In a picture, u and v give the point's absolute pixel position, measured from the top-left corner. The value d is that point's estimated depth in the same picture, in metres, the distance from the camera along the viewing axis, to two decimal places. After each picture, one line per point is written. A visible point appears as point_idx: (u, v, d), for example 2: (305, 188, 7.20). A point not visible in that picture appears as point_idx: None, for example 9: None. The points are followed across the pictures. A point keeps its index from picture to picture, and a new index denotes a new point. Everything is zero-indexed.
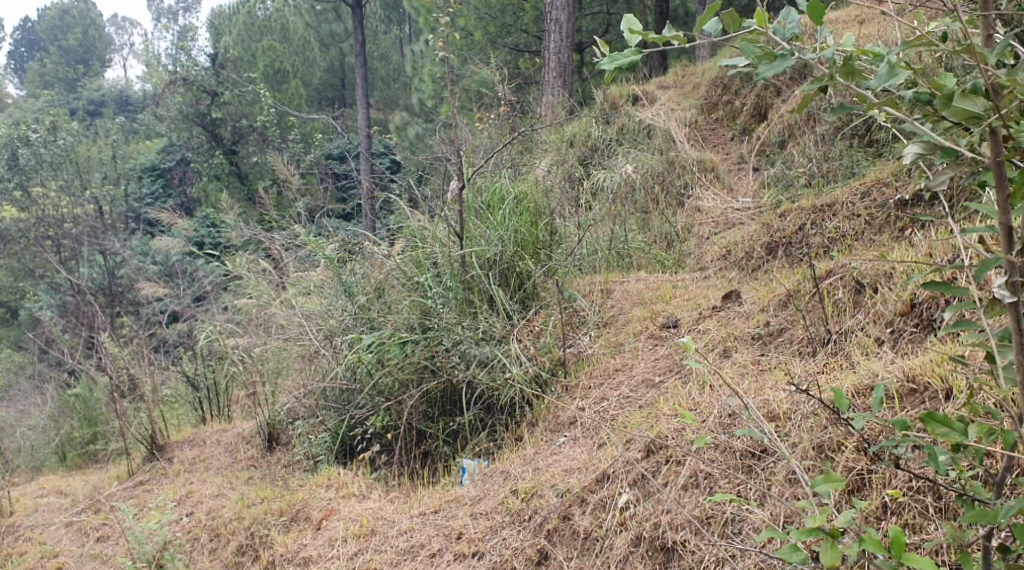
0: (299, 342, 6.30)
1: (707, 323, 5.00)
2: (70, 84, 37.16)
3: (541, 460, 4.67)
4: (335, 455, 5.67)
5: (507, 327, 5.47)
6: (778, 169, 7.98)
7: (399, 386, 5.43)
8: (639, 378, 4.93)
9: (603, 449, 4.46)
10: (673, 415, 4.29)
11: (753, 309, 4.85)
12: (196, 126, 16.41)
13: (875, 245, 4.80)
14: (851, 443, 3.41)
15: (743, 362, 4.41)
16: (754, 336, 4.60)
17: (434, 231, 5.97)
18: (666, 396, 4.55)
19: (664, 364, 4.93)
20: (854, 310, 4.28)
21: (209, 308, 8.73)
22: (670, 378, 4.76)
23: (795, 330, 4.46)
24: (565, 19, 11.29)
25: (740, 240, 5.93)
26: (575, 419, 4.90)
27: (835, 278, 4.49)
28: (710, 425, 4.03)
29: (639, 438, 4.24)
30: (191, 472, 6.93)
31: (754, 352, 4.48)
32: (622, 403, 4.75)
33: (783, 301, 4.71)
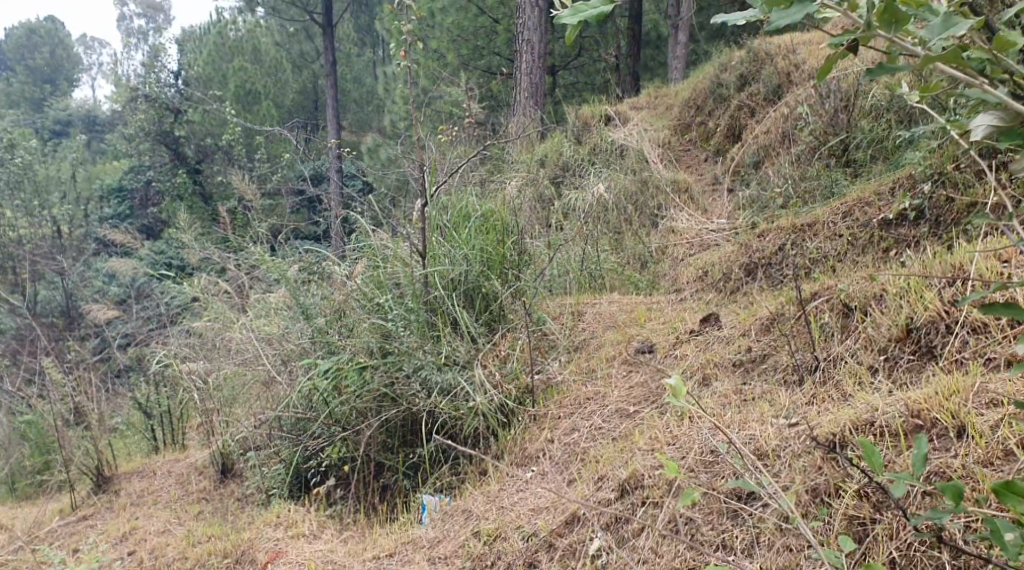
0: (254, 367, 5.94)
1: (683, 347, 4.76)
2: (36, 104, 36.40)
3: (506, 498, 4.37)
4: (289, 488, 5.31)
5: (471, 351, 5.18)
6: (752, 191, 7.79)
7: (357, 415, 5.11)
8: (612, 408, 4.65)
9: (574, 485, 4.19)
10: (649, 450, 4.03)
11: (732, 333, 4.61)
12: (159, 145, 16.01)
13: (860, 266, 4.56)
14: (851, 489, 3.31)
15: (724, 392, 4.15)
16: (734, 362, 4.34)
17: (396, 250, 5.67)
18: (641, 428, 4.26)
19: (639, 393, 4.64)
20: (841, 336, 4.05)
21: (163, 331, 8.34)
22: (648, 409, 4.47)
23: (779, 356, 4.20)
24: (537, 39, 11.09)
25: (717, 261, 5.68)
26: (544, 451, 4.62)
27: (822, 301, 4.27)
28: (689, 462, 3.80)
29: (614, 476, 4.01)
30: (138, 505, 6.53)
31: (736, 381, 4.21)
32: (593, 436, 4.50)
33: (764, 324, 4.46)
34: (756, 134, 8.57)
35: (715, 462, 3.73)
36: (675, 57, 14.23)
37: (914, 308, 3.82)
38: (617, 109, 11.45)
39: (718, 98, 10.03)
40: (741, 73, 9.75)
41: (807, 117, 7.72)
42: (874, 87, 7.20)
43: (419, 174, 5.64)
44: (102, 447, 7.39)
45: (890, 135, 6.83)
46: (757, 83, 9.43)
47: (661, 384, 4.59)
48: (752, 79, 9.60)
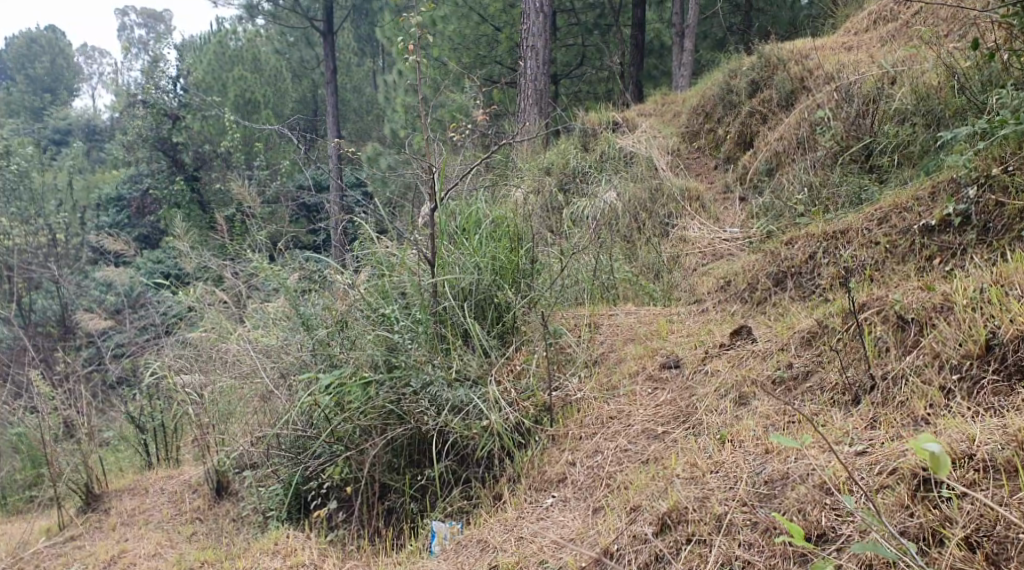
0: (251, 380, 5.62)
1: (715, 362, 4.54)
2: (36, 112, 36.02)
3: (525, 527, 4.15)
4: (287, 510, 4.98)
5: (483, 366, 4.88)
6: (767, 198, 7.52)
7: (361, 434, 4.80)
8: (637, 429, 4.42)
9: (600, 516, 4.02)
10: (689, 479, 3.87)
11: (768, 348, 4.41)
12: (156, 151, 15.69)
13: (901, 276, 4.29)
14: (955, 536, 3.20)
15: (766, 414, 4.03)
16: (774, 378, 4.20)
17: (402, 257, 5.36)
18: (677, 454, 4.07)
19: (668, 413, 4.42)
20: (898, 352, 3.92)
21: (155, 341, 8.01)
22: (681, 431, 4.25)
23: (827, 371, 4.07)
24: (541, 46, 10.83)
25: (741, 269, 5.40)
26: (565, 476, 4.38)
27: (872, 312, 4.13)
28: (744, 496, 3.65)
29: (651, 508, 3.82)
30: (129, 526, 6.23)
31: (777, 397, 4.12)
32: (620, 459, 4.29)
33: (805, 337, 4.31)
34: (769, 140, 8.28)
35: (774, 497, 3.60)
36: (679, 64, 13.93)
37: (993, 325, 3.68)
38: (624, 116, 11.18)
39: (727, 104, 9.74)
40: (752, 79, 9.45)
41: (826, 122, 7.43)
42: (897, 92, 6.91)
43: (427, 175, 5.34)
44: (92, 463, 7.07)
45: (916, 140, 6.53)
46: (769, 89, 9.15)
47: (693, 403, 4.36)
48: (763, 85, 9.31)
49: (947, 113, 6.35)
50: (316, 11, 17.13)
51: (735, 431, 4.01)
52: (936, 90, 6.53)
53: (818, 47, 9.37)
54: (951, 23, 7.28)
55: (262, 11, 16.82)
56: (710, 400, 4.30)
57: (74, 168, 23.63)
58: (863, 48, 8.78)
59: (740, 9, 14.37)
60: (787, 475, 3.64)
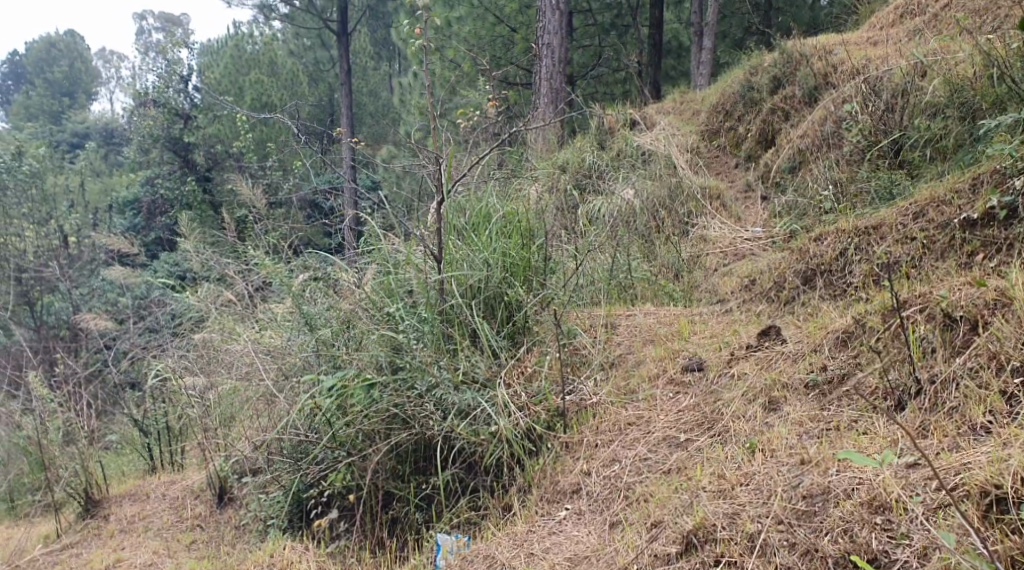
0: (253, 382, 5.38)
1: (741, 364, 4.29)
2: (57, 116, 35.92)
3: (536, 542, 3.93)
4: (287, 517, 4.76)
5: (492, 368, 4.63)
6: (790, 197, 7.24)
7: (364, 439, 4.57)
8: (658, 437, 4.17)
9: (618, 531, 3.80)
10: (716, 493, 3.65)
11: (800, 350, 4.18)
12: (167, 151, 15.54)
13: (941, 274, 4.03)
14: None
15: (798, 421, 3.82)
16: (807, 382, 3.97)
17: (408, 254, 5.11)
18: (702, 464, 3.83)
19: (690, 419, 4.17)
20: (945, 356, 3.67)
21: (160, 342, 7.80)
22: (705, 438, 4.01)
23: (864, 375, 3.83)
24: (557, 44, 10.56)
25: (767, 268, 5.14)
26: (581, 487, 4.13)
27: (916, 310, 3.87)
28: (780, 513, 3.43)
29: (675, 524, 3.61)
30: (128, 533, 6.03)
31: (810, 404, 3.88)
32: (639, 468, 4.05)
33: (838, 339, 4.07)
34: (792, 137, 7.99)
35: (815, 514, 3.38)
36: (698, 64, 13.63)
37: None
38: (642, 115, 10.91)
39: (748, 102, 9.45)
40: (774, 75, 9.14)
41: (853, 117, 7.14)
42: (929, 85, 6.62)
43: (435, 168, 5.09)
44: (93, 467, 6.88)
45: (949, 135, 6.23)
46: (791, 86, 8.86)
47: (717, 408, 4.12)
48: (786, 81, 9.00)
49: (983, 105, 6.05)
50: (331, 13, 16.91)
51: (766, 439, 3.79)
52: (971, 82, 6.22)
53: (842, 42, 9.06)
54: (984, 14, 6.97)
55: (277, 13, 16.63)
56: (737, 405, 4.05)
57: (90, 171, 23.44)
58: (890, 42, 8.47)
59: (760, 8, 14.06)
60: (828, 490, 3.43)
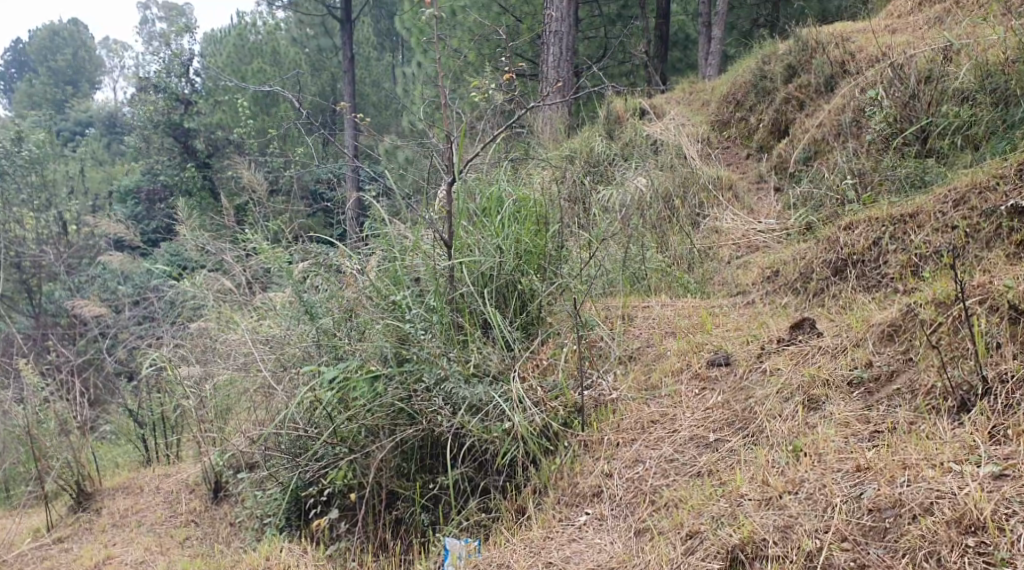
0: (250, 373, 5.13)
1: (774, 359, 4.07)
2: (60, 104, 35.47)
3: (557, 550, 3.70)
4: (285, 516, 4.53)
5: (504, 360, 4.37)
6: (807, 187, 6.98)
7: (367, 434, 4.33)
8: (685, 436, 3.95)
9: (647, 540, 3.58)
10: (761, 502, 3.43)
11: (838, 346, 3.96)
12: (168, 137, 15.25)
13: (993, 265, 3.80)
14: None
15: (843, 422, 3.61)
16: (851, 379, 3.76)
17: (414, 239, 4.85)
18: (740, 468, 3.61)
19: (719, 419, 3.94)
20: (1013, 351, 3.45)
21: (155, 330, 7.54)
22: (737, 440, 3.78)
23: (914, 373, 3.62)
24: (565, 31, 10.28)
25: (791, 258, 4.91)
26: (601, 489, 3.90)
27: (979, 301, 3.64)
28: (844, 530, 3.22)
29: (715, 537, 3.39)
30: (120, 528, 5.78)
31: (852, 405, 3.67)
32: (667, 471, 3.82)
33: (884, 332, 3.86)
34: (809, 126, 7.71)
35: (888, 531, 3.17)
36: (707, 56, 13.32)
37: None
38: (652, 104, 10.62)
39: (761, 91, 9.17)
40: (789, 63, 8.83)
41: (876, 104, 6.85)
42: (958, 69, 6.35)
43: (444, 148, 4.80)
44: (85, 458, 6.62)
45: (980, 122, 5.97)
46: (807, 74, 8.57)
47: (749, 407, 3.89)
48: (801, 69, 8.69)
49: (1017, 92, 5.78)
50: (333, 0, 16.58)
51: (811, 441, 3.57)
52: (1005, 67, 5.96)
53: (860, 30, 8.74)
54: None
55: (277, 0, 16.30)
56: (771, 403, 3.83)
57: (92, 159, 23.09)
58: (909, 30, 8.16)
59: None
60: (899, 504, 3.21)
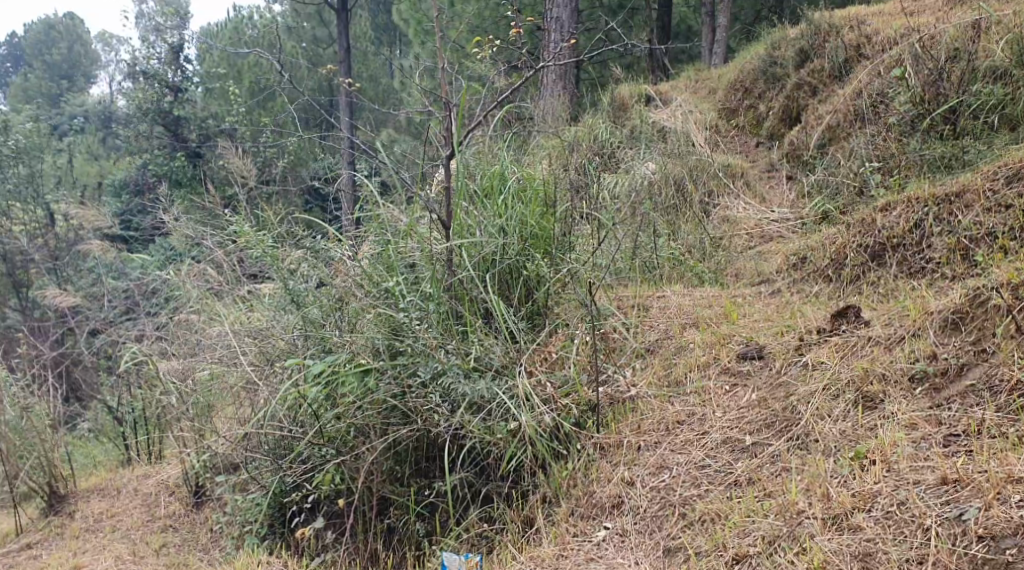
0: (231, 368, 4.73)
1: (816, 352, 3.73)
2: (54, 99, 34.84)
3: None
4: (266, 523, 4.15)
5: (508, 353, 3.98)
6: (821, 174, 6.57)
7: (356, 434, 3.95)
8: (716, 440, 3.60)
9: (682, 559, 3.22)
10: (829, 521, 3.08)
11: (890, 338, 3.62)
12: (157, 125, 14.54)
13: None
14: None
15: (907, 422, 3.27)
16: (912, 374, 3.41)
17: (408, 220, 4.45)
18: (793, 478, 3.26)
19: (756, 419, 3.59)
20: None
21: (135, 323, 7.12)
22: (781, 443, 3.44)
23: (985, 368, 3.27)
24: (567, 17, 9.79)
25: (819, 242, 4.58)
26: (622, 500, 3.53)
27: None
28: (949, 562, 2.84)
29: (770, 562, 3.04)
30: (93, 533, 5.38)
31: (913, 404, 3.32)
32: (701, 480, 3.46)
33: (946, 321, 3.51)
34: (825, 110, 7.27)
35: (1012, 565, 2.76)
36: (712, 44, 12.85)
37: None
38: (657, 91, 10.17)
39: (770, 78, 8.66)
40: (801, 47, 8.33)
41: (901, 84, 6.43)
42: (993, 45, 5.94)
43: (443, 120, 4.37)
44: (58, 458, 6.19)
45: (1017, 101, 5.59)
46: (819, 58, 8.06)
47: (790, 405, 3.55)
48: (814, 54, 8.17)
49: None
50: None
51: (876, 447, 3.22)
52: None
53: (877, 13, 8.25)
54: None
55: None
56: (818, 402, 3.49)
57: (84, 153, 22.49)
58: (929, 11, 7.72)
59: None
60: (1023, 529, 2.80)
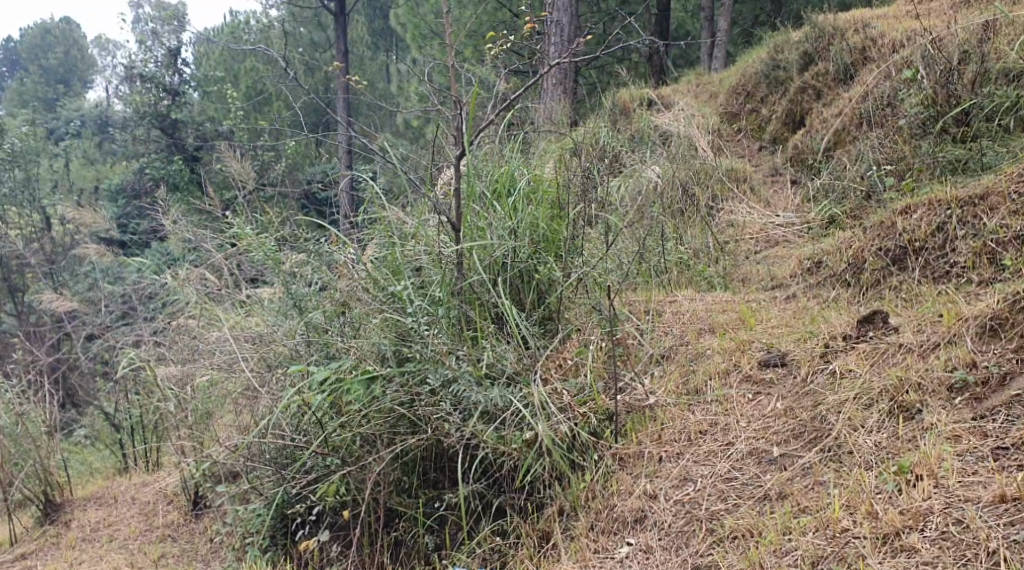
0: (232, 374, 4.62)
1: (843, 359, 3.65)
2: (51, 103, 34.65)
3: None
4: (267, 535, 4.04)
5: (521, 359, 3.87)
6: (827, 179, 6.45)
7: (362, 443, 3.84)
8: (742, 451, 3.51)
9: None
10: (877, 540, 3.00)
11: (923, 345, 3.53)
12: (154, 129, 14.32)
13: None
14: None
15: (950, 435, 3.19)
16: (951, 384, 3.34)
17: (415, 223, 4.34)
18: (832, 493, 3.18)
19: (783, 429, 3.51)
20: None
21: (133, 328, 6.98)
22: (813, 455, 3.36)
23: None
24: (567, 21, 9.61)
25: (835, 245, 4.50)
26: (645, 515, 3.45)
27: None
28: None
29: None
30: (90, 542, 5.25)
31: (953, 416, 3.25)
32: (728, 495, 3.37)
33: (985, 328, 3.45)
34: (832, 113, 7.14)
35: None
36: (711, 47, 12.74)
37: None
38: (659, 94, 10.06)
39: (772, 81, 8.45)
40: (805, 50, 8.12)
41: (911, 87, 6.31)
42: (1006, 47, 5.82)
43: (453, 117, 4.26)
44: (54, 466, 6.05)
45: None
46: (823, 61, 7.88)
47: (819, 415, 3.47)
48: (818, 57, 7.96)
49: None
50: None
51: (919, 461, 3.15)
52: None
53: (882, 16, 8.13)
54: None
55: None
56: (849, 412, 3.42)
57: (80, 156, 22.32)
58: (936, 13, 7.61)
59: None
60: None
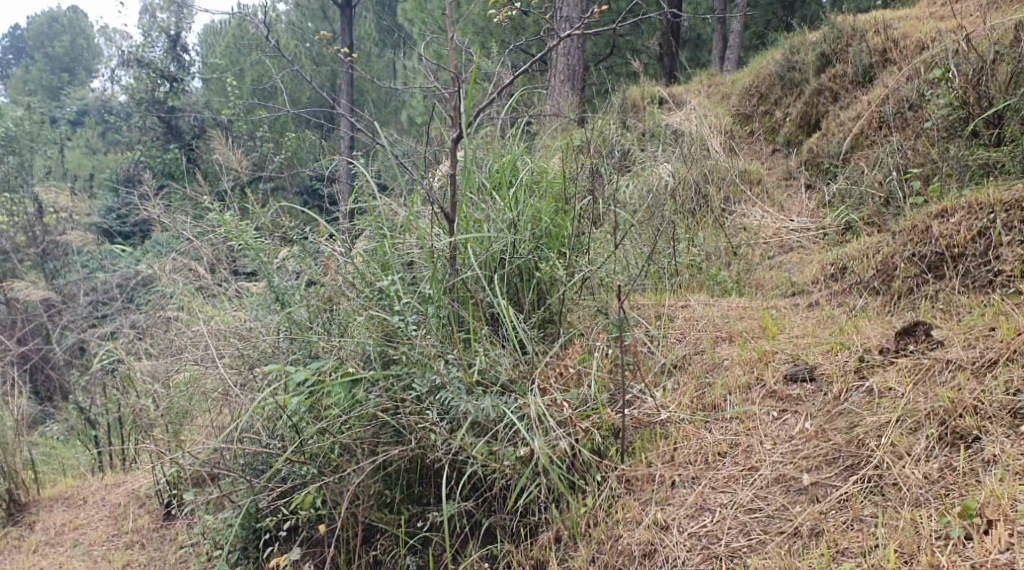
0: (207, 372, 4.29)
1: (882, 375, 3.36)
2: (54, 92, 34.16)
3: None
4: (237, 551, 3.72)
5: (516, 366, 3.55)
6: (844, 184, 6.10)
7: (341, 452, 3.53)
8: (767, 477, 3.22)
9: None
10: None
11: (975, 363, 3.23)
12: (150, 117, 13.62)
13: None
14: None
15: (1020, 470, 2.90)
16: (1015, 409, 3.05)
17: (407, 216, 4.00)
18: (879, 535, 2.91)
19: (814, 454, 3.22)
20: None
21: (112, 320, 6.64)
22: (850, 486, 3.08)
23: None
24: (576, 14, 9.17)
25: (862, 248, 4.18)
26: (655, 549, 3.15)
27: None
28: None
29: None
30: (53, 547, 4.93)
31: (1021, 446, 2.96)
32: (759, 532, 3.07)
33: None
34: (851, 116, 6.76)
35: None
36: (723, 50, 12.32)
37: None
38: (669, 93, 9.68)
39: (787, 82, 8.06)
40: (822, 51, 7.70)
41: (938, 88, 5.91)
42: None
43: (452, 99, 3.93)
44: (20, 464, 5.71)
45: None
46: (842, 62, 7.46)
47: (857, 439, 3.18)
48: (836, 59, 7.56)
49: None
50: None
51: (988, 501, 2.86)
52: None
53: (904, 17, 7.72)
54: None
55: None
56: (891, 437, 3.13)
57: (82, 144, 21.90)
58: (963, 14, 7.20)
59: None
60: None
